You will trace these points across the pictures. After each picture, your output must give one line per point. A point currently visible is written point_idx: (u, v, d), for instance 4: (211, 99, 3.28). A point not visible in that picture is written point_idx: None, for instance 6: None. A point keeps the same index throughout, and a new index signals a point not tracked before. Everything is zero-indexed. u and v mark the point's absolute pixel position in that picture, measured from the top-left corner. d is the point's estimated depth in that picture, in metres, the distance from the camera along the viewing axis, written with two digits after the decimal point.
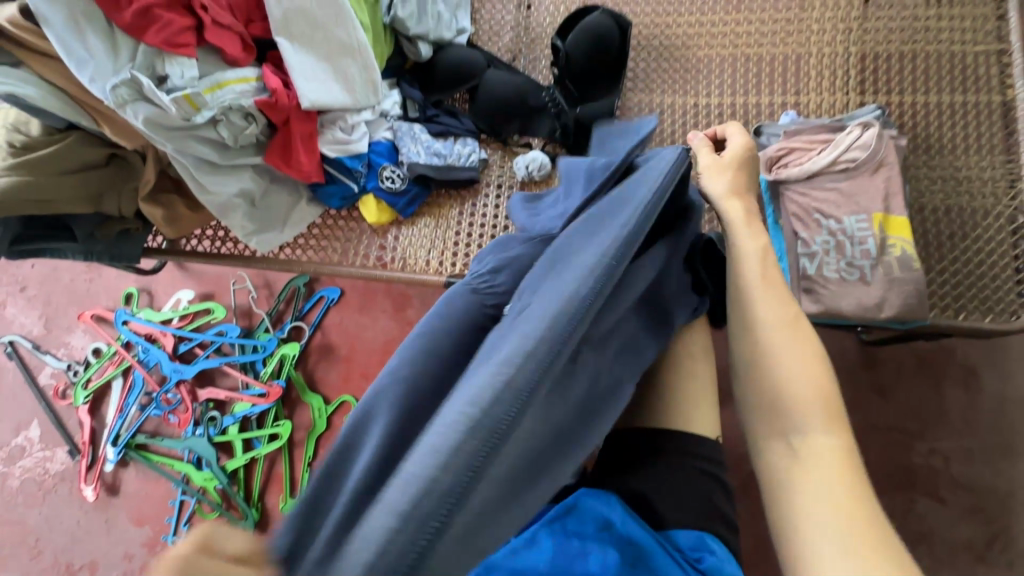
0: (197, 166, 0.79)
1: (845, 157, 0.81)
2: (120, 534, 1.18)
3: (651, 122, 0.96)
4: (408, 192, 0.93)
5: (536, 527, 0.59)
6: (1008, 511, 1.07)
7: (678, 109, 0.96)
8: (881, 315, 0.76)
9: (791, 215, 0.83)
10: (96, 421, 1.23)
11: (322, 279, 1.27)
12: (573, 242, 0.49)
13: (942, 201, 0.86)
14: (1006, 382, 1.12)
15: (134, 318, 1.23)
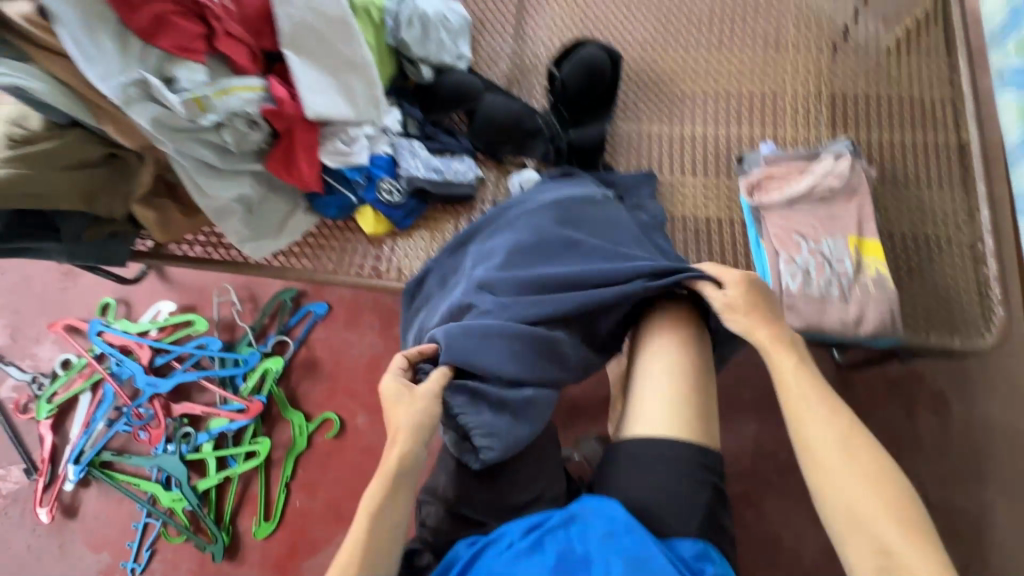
0: (197, 168, 0.79)
1: (822, 184, 0.87)
2: (76, 560, 1.10)
3: (641, 149, 1.01)
4: (406, 205, 0.94)
5: (540, 532, 0.58)
6: (979, 534, 1.10)
7: (665, 137, 1.01)
8: (858, 331, 0.80)
9: (774, 235, 0.87)
10: (59, 437, 1.17)
11: (309, 294, 1.25)
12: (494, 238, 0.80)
13: (911, 229, 0.92)
14: (974, 406, 1.17)
15: (108, 329, 1.19)
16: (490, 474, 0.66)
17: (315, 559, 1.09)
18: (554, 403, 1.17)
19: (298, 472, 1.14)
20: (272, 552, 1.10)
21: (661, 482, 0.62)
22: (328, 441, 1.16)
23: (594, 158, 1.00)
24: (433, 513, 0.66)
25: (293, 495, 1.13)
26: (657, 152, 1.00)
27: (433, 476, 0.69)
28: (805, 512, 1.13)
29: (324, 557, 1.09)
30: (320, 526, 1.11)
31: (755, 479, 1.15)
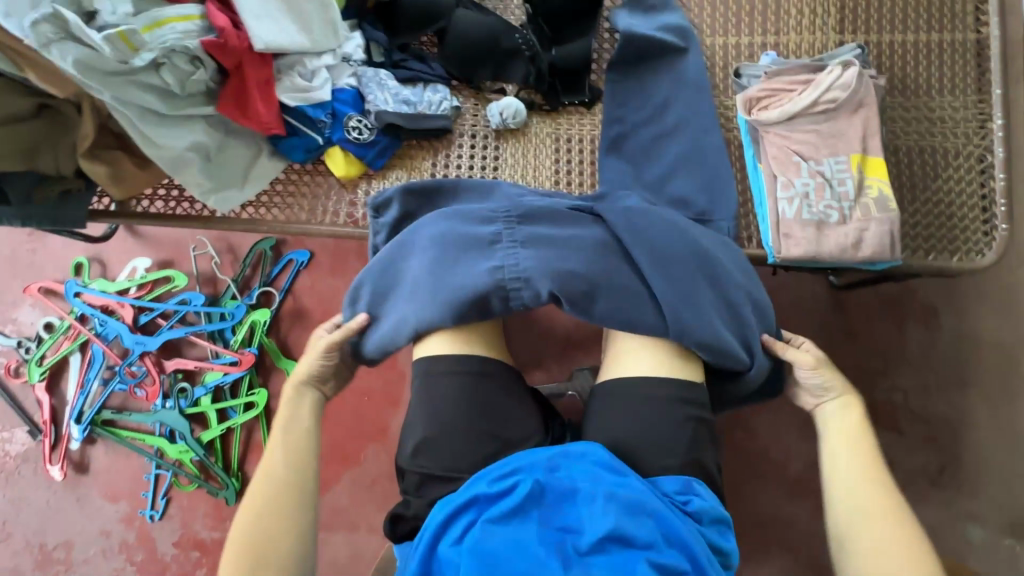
0: (140, 115, 0.72)
1: (826, 97, 0.80)
2: (94, 512, 1.13)
3: (636, 57, 0.88)
4: (377, 143, 0.87)
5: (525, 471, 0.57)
6: (960, 437, 1.14)
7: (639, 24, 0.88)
8: (857, 255, 0.77)
9: (773, 157, 0.82)
10: (56, 399, 1.17)
11: (290, 242, 1.20)
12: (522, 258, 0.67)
13: (918, 142, 0.86)
14: (965, 320, 1.17)
15: (86, 290, 1.16)
16: (484, 435, 0.63)
17: (323, 498, 1.13)
18: (548, 337, 1.16)
19: None
20: None
21: (652, 422, 0.62)
22: None
23: (580, 81, 0.91)
24: (411, 479, 0.64)
25: None
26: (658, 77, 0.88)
27: (402, 442, 0.66)
28: (793, 427, 1.17)
29: (332, 494, 1.13)
30: (326, 468, 1.14)
31: None
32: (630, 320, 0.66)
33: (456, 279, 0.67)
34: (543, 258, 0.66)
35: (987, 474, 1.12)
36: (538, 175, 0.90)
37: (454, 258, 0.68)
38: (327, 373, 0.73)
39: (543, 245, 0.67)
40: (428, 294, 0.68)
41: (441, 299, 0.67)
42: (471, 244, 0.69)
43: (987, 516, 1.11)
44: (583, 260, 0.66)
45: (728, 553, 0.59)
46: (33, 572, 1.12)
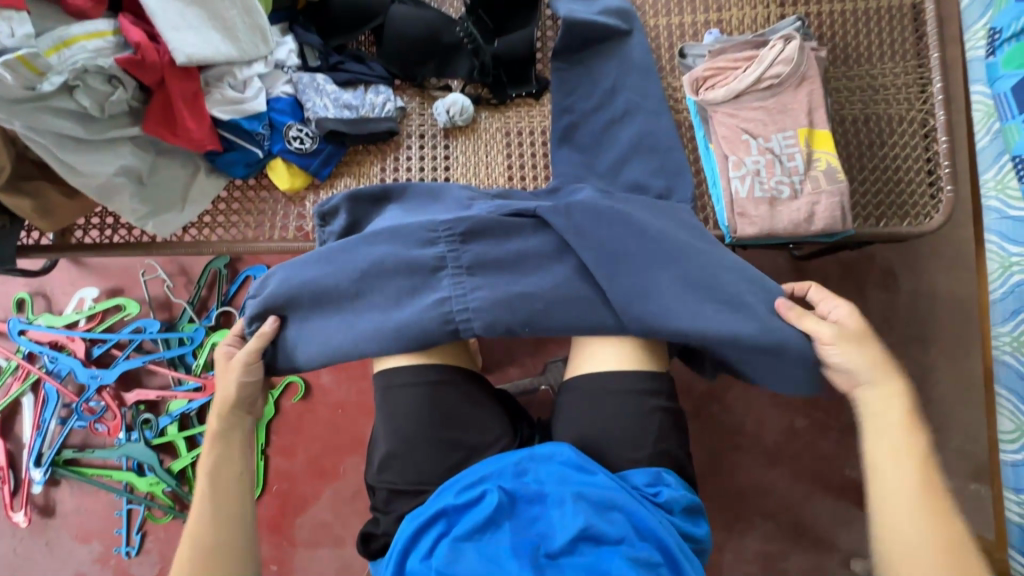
0: (58, 143, 0.68)
1: (770, 73, 0.80)
2: (66, 554, 1.09)
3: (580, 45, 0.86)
4: (321, 152, 0.84)
5: (489, 481, 0.56)
6: (924, 392, 1.17)
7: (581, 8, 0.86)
8: (812, 228, 0.78)
9: (722, 137, 0.81)
10: (12, 443, 1.12)
11: (245, 258, 1.16)
12: (468, 286, 0.66)
13: (862, 111, 0.87)
14: (921, 278, 1.20)
15: (32, 327, 1.10)
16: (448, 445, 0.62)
17: (304, 516, 1.11)
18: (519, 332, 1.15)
19: (272, 438, 1.13)
20: (264, 516, 1.11)
21: (614, 415, 0.62)
22: (296, 404, 1.14)
23: (526, 72, 0.89)
24: (381, 495, 0.63)
25: (272, 460, 1.13)
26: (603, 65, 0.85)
27: (370, 457, 0.65)
28: (765, 398, 1.19)
29: (313, 511, 1.11)
30: (305, 484, 1.12)
31: (718, 375, 1.20)
32: (595, 318, 0.65)
33: (401, 309, 0.66)
34: (494, 285, 0.66)
35: (952, 424, 1.16)
36: (491, 173, 0.88)
37: (399, 289, 0.67)
38: (252, 394, 0.66)
39: (489, 268, 0.67)
40: (374, 322, 0.67)
41: (386, 325, 0.66)
42: (413, 270, 0.67)
43: (954, 465, 1.15)
44: (533, 272, 0.67)
45: (701, 538, 0.59)
46: None
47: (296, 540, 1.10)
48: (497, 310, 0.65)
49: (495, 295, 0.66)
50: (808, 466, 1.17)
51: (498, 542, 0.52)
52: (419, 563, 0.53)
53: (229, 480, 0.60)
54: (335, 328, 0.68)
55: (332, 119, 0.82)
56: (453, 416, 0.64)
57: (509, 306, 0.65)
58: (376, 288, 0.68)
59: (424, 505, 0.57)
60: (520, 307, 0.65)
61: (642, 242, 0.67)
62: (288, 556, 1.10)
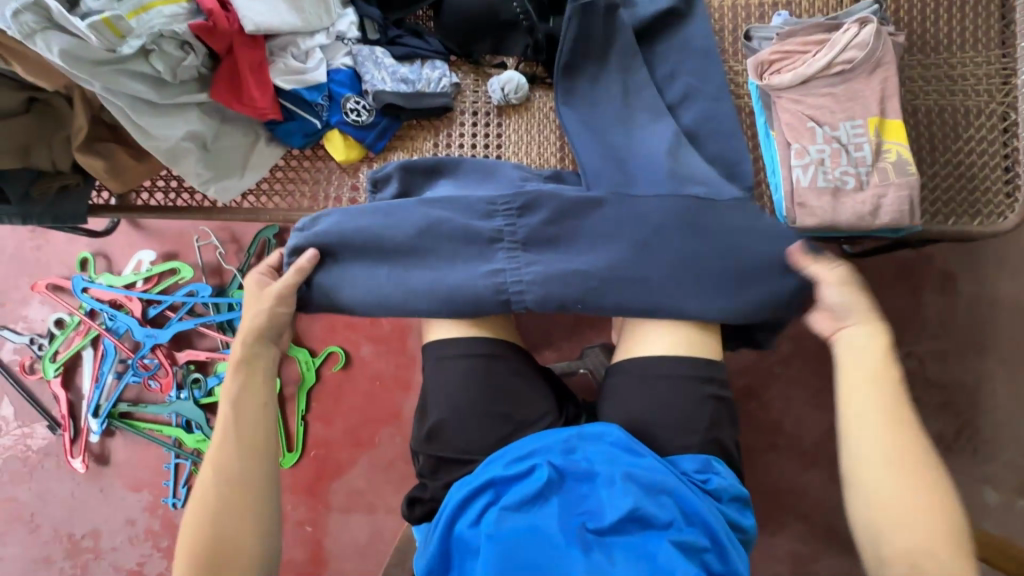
0: (133, 106, 0.70)
1: (842, 58, 0.77)
2: (118, 501, 1.16)
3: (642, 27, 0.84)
4: (377, 125, 0.85)
5: (540, 457, 0.56)
6: (976, 401, 1.13)
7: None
8: (875, 222, 0.75)
9: (786, 125, 0.79)
10: (72, 393, 1.18)
11: (293, 229, 1.20)
12: (524, 258, 0.67)
13: (936, 102, 0.82)
14: (981, 283, 1.15)
15: (93, 285, 1.16)
16: (496, 420, 0.62)
17: (340, 482, 1.15)
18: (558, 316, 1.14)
19: (313, 405, 1.17)
20: (301, 479, 1.15)
21: (664, 399, 0.61)
22: (337, 373, 1.17)
23: None
24: (427, 463, 0.64)
25: (311, 426, 1.16)
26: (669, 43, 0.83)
27: (417, 425, 0.66)
28: (807, 397, 1.16)
29: (348, 478, 1.14)
30: (341, 452, 1.15)
31: (758, 370, 1.18)
32: (652, 299, 0.65)
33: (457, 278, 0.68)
34: (548, 262, 0.67)
35: (1003, 436, 1.11)
36: (543, 153, 0.88)
37: (455, 255, 0.69)
38: (281, 323, 0.66)
39: (545, 243, 0.68)
40: (429, 288, 0.68)
41: (442, 291, 0.67)
42: (471, 240, 0.68)
43: (1003, 479, 1.10)
44: (594, 250, 0.67)
45: (747, 530, 0.59)
46: (64, 561, 1.14)
47: (332, 504, 1.14)
48: (548, 282, 0.66)
49: (552, 271, 0.67)
50: None
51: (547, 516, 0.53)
52: (469, 530, 0.54)
53: (252, 407, 0.59)
54: (389, 291, 0.69)
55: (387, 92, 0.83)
56: (500, 388, 0.64)
57: (563, 279, 0.66)
58: (435, 254, 0.69)
59: (473, 473, 0.58)
60: (572, 282, 0.66)
61: (702, 225, 0.68)
62: (323, 519, 1.14)
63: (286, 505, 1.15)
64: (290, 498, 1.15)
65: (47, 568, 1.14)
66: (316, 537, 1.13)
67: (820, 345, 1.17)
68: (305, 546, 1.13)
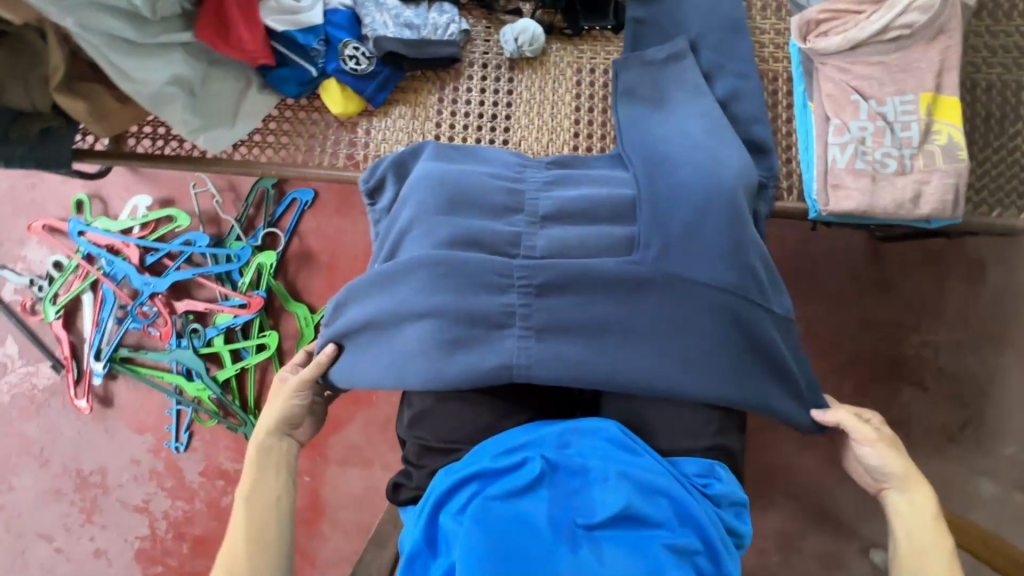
0: (110, 45, 0.64)
1: (900, 21, 0.68)
2: (123, 442, 1.19)
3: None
4: (378, 75, 0.78)
5: (532, 449, 0.55)
6: (988, 395, 1.09)
7: None
8: (915, 212, 0.68)
9: (827, 96, 0.71)
10: (74, 336, 1.19)
11: (293, 181, 1.16)
12: (557, 243, 0.62)
13: (1000, 77, 0.74)
14: (1011, 274, 1.09)
15: (90, 229, 1.13)
16: (481, 405, 0.61)
17: (338, 436, 1.16)
18: None
19: None
20: None
21: (671, 386, 0.58)
22: None
23: (603, 4, 0.80)
24: (412, 446, 0.63)
25: None
26: (694, 32, 0.77)
27: (404, 409, 0.65)
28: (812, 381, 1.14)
29: (346, 433, 1.16)
30: (340, 407, 1.16)
31: None
32: (673, 349, 0.58)
33: (452, 317, 0.60)
34: (574, 344, 0.59)
35: (1011, 431, 1.09)
36: (557, 114, 0.81)
37: (473, 285, 0.60)
38: (296, 415, 0.68)
39: (567, 332, 0.59)
40: (441, 323, 0.60)
41: (455, 320, 0.59)
42: (477, 319, 0.59)
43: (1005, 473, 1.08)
44: (621, 314, 0.59)
45: (741, 534, 0.57)
46: (73, 494, 1.19)
47: (329, 457, 1.16)
48: (582, 298, 0.59)
49: (563, 346, 0.59)
50: (843, 454, 1.13)
51: (536, 511, 0.51)
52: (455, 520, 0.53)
53: (263, 504, 0.61)
54: (397, 320, 0.62)
55: (390, 40, 0.75)
56: (492, 369, 0.58)
57: (598, 298, 0.60)
58: (439, 278, 0.61)
59: (462, 462, 0.57)
60: (601, 298, 0.60)
61: (723, 240, 0.61)
62: (321, 470, 1.16)
63: None
64: None
65: (58, 499, 1.19)
66: (314, 487, 1.16)
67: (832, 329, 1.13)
68: (302, 495, 1.16)
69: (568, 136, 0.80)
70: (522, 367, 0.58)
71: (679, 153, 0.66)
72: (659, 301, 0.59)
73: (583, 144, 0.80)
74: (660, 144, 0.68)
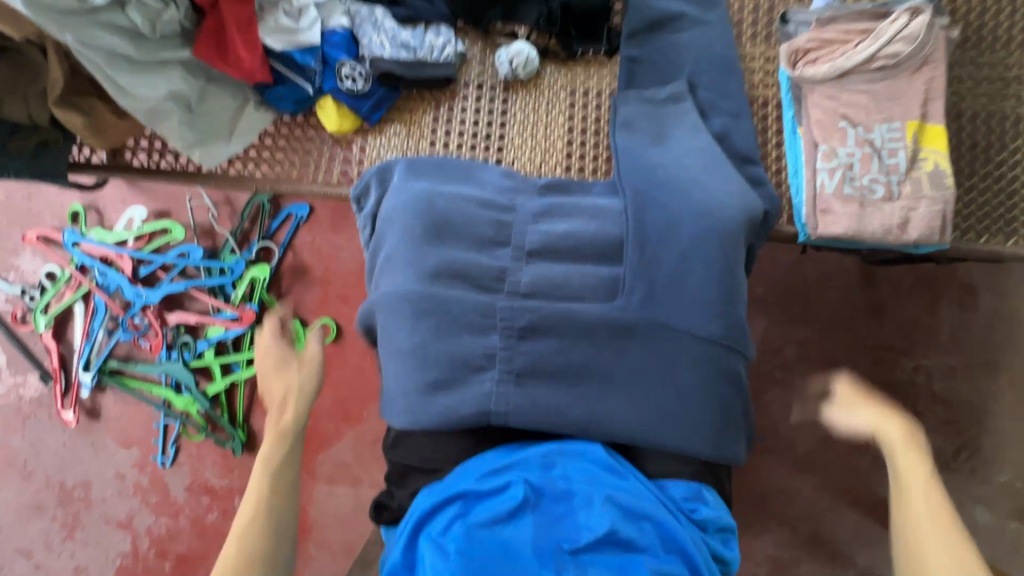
0: (109, 62, 0.65)
1: (887, 51, 0.69)
2: (109, 455, 1.17)
3: (656, 23, 0.79)
4: (374, 94, 0.79)
5: (516, 469, 0.54)
6: (982, 420, 1.09)
7: None
8: (902, 237, 0.69)
9: (816, 122, 0.72)
10: (64, 346, 1.18)
11: (289, 195, 1.16)
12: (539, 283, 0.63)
13: (985, 106, 0.75)
14: (1002, 300, 1.10)
15: (85, 240, 1.14)
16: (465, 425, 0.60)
17: (326, 453, 1.15)
18: None
19: None
20: None
21: (650, 430, 0.58)
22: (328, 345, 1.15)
23: (598, 28, 0.81)
24: (396, 463, 0.63)
25: None
26: (690, 64, 0.77)
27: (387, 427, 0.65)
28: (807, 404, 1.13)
29: (335, 450, 1.14)
30: (329, 423, 1.15)
31: (758, 374, 1.14)
32: (656, 390, 0.58)
33: (434, 356, 0.60)
34: (553, 388, 0.59)
35: (1005, 457, 1.08)
36: (550, 135, 0.82)
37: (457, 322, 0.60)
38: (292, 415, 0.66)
39: (547, 375, 0.59)
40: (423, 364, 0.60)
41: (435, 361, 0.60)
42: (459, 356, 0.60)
43: (999, 501, 1.07)
44: (602, 357, 0.59)
45: (728, 561, 0.56)
46: (56, 509, 1.17)
47: (317, 474, 1.14)
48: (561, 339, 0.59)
49: (542, 390, 0.59)
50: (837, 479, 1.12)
51: (519, 532, 0.50)
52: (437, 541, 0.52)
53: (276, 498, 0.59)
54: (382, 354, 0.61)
55: (387, 61, 0.77)
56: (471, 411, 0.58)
57: (580, 339, 0.59)
58: (422, 315, 0.61)
59: (444, 482, 0.56)
60: (582, 338, 0.60)
61: (706, 286, 0.61)
62: (308, 488, 1.14)
63: None
64: None
65: (40, 514, 1.17)
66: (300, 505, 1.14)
67: (825, 352, 1.13)
68: None
69: (561, 157, 0.81)
70: (499, 414, 0.58)
71: (671, 188, 0.66)
72: (643, 350, 0.59)
73: (575, 165, 0.81)
74: (652, 178, 0.68)
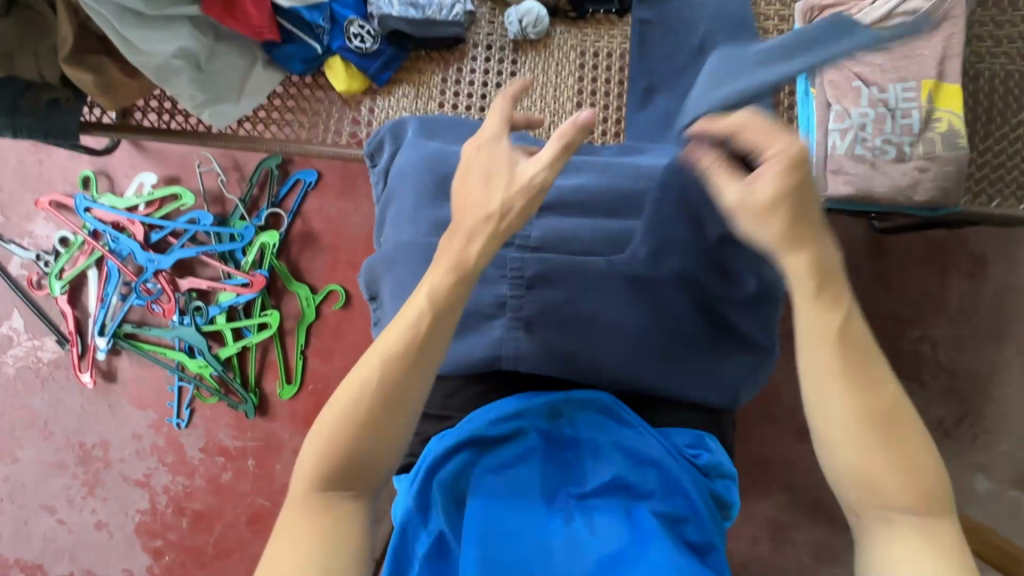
0: (119, 16, 0.65)
1: (905, 8, 0.68)
2: (126, 416, 1.20)
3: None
4: (382, 54, 0.79)
5: (527, 419, 0.56)
6: (985, 390, 1.10)
7: None
8: (912, 199, 0.69)
9: (829, 82, 0.71)
10: (79, 311, 1.20)
11: (296, 161, 1.17)
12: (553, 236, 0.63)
13: (1004, 67, 0.74)
14: (1011, 271, 1.09)
15: (96, 206, 1.15)
16: (473, 377, 0.62)
17: None
18: None
19: (312, 340, 1.17)
20: (299, 411, 1.18)
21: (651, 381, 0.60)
22: (337, 311, 1.17)
23: None
24: None
25: (310, 360, 1.17)
26: (710, 22, 0.75)
27: None
28: None
29: None
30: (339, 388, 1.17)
31: None
32: (665, 339, 0.59)
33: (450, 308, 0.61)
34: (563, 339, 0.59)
35: (1007, 427, 1.09)
36: (560, 97, 0.81)
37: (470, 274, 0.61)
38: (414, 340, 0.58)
39: (558, 325, 0.60)
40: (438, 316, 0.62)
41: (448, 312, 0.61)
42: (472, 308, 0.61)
43: (998, 469, 1.09)
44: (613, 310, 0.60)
45: (729, 506, 0.58)
46: (76, 467, 1.20)
47: None
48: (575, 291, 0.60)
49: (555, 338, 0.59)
50: None
51: (529, 481, 0.53)
52: (451, 488, 0.54)
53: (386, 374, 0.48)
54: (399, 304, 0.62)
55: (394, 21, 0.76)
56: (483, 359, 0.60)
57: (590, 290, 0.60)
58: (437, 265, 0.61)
59: (453, 430, 0.57)
60: (592, 289, 0.60)
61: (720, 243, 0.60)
62: None
63: (285, 434, 1.18)
64: (288, 428, 1.18)
65: (61, 471, 1.21)
66: None
67: None
68: None
69: (569, 119, 0.81)
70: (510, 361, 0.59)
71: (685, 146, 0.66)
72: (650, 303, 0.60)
73: None
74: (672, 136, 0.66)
